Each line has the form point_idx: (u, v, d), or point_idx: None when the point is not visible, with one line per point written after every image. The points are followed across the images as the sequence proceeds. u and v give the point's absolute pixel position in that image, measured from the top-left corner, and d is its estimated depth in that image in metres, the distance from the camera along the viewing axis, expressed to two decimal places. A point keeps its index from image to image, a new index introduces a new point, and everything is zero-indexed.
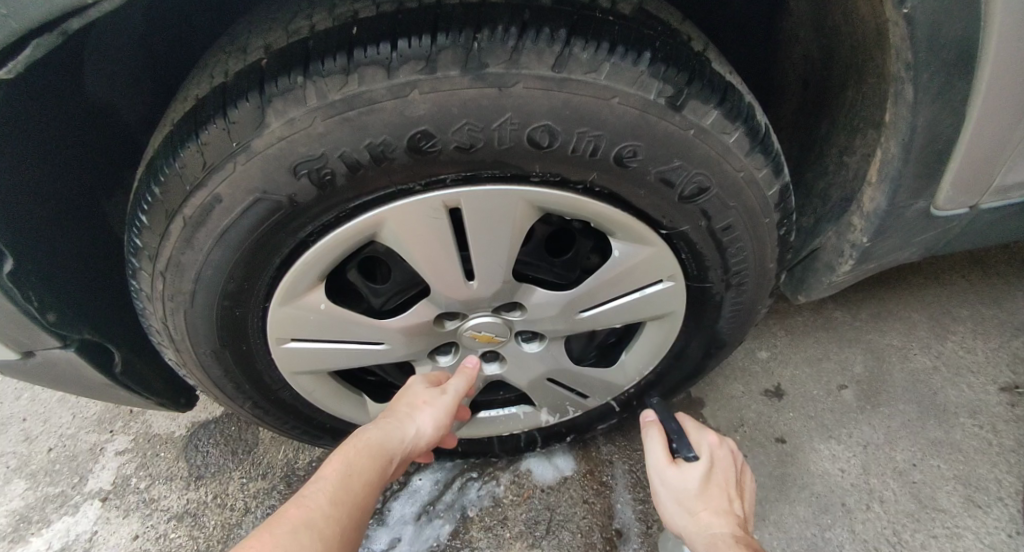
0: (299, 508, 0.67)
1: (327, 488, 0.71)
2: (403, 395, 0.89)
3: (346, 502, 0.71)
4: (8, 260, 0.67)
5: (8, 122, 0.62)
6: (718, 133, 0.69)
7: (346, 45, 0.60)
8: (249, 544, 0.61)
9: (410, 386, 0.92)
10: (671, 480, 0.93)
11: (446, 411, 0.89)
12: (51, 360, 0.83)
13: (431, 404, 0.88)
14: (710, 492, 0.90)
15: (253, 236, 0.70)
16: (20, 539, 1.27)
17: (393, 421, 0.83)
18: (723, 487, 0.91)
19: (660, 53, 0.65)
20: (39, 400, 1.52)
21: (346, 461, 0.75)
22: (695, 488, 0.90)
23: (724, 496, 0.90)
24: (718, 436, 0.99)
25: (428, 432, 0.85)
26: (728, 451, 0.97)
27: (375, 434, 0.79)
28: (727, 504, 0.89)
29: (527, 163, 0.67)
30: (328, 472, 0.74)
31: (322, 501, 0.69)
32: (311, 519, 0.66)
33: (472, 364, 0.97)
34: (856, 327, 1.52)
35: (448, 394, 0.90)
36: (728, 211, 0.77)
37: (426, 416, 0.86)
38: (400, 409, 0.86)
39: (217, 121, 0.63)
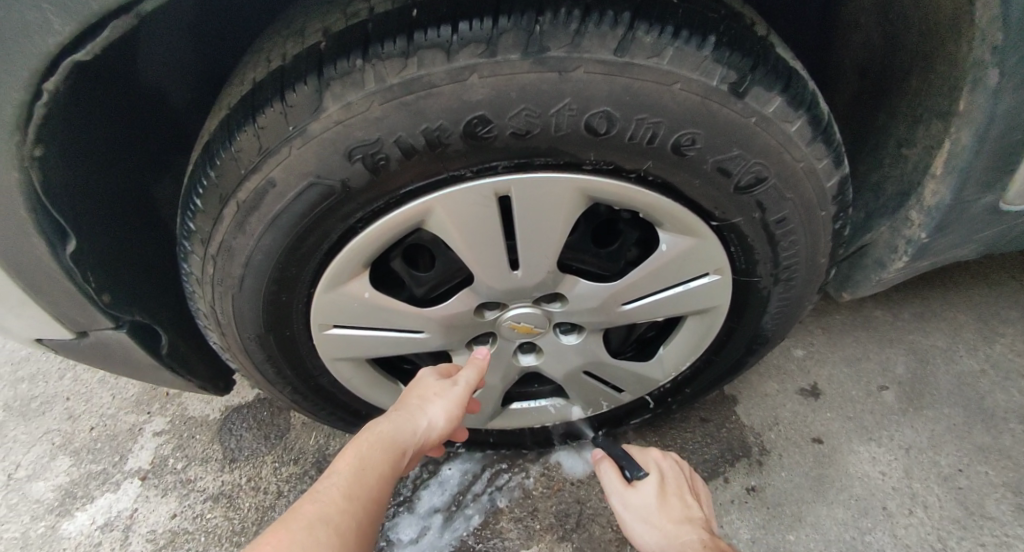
0: (315, 503, 0.67)
1: (342, 482, 0.71)
2: (414, 388, 0.89)
3: (361, 496, 0.70)
4: (72, 241, 0.69)
5: (79, 106, 0.63)
6: (780, 122, 0.67)
7: (406, 28, 0.60)
8: (264, 540, 0.60)
9: (422, 378, 0.91)
10: (631, 502, 0.94)
11: (458, 402, 0.88)
12: (104, 339, 0.86)
13: (442, 395, 0.88)
14: (669, 503, 0.91)
15: (304, 221, 0.70)
16: (65, 514, 1.31)
17: (405, 413, 0.83)
18: (678, 496, 0.94)
19: (724, 38, 0.63)
20: (80, 380, 1.56)
21: (359, 455, 0.75)
22: (655, 502, 0.91)
23: (683, 503, 0.92)
24: (662, 452, 1.03)
25: (441, 424, 0.85)
26: (673, 462, 1.01)
27: (387, 427, 0.79)
28: (688, 510, 0.90)
29: (582, 150, 0.66)
30: (341, 467, 0.74)
31: (337, 495, 0.69)
32: (327, 514, 0.66)
33: (482, 354, 0.95)
34: (899, 327, 1.47)
35: (459, 386, 0.90)
36: (784, 203, 0.75)
37: (438, 408, 0.86)
38: (411, 401, 0.86)
39: (275, 105, 0.63)
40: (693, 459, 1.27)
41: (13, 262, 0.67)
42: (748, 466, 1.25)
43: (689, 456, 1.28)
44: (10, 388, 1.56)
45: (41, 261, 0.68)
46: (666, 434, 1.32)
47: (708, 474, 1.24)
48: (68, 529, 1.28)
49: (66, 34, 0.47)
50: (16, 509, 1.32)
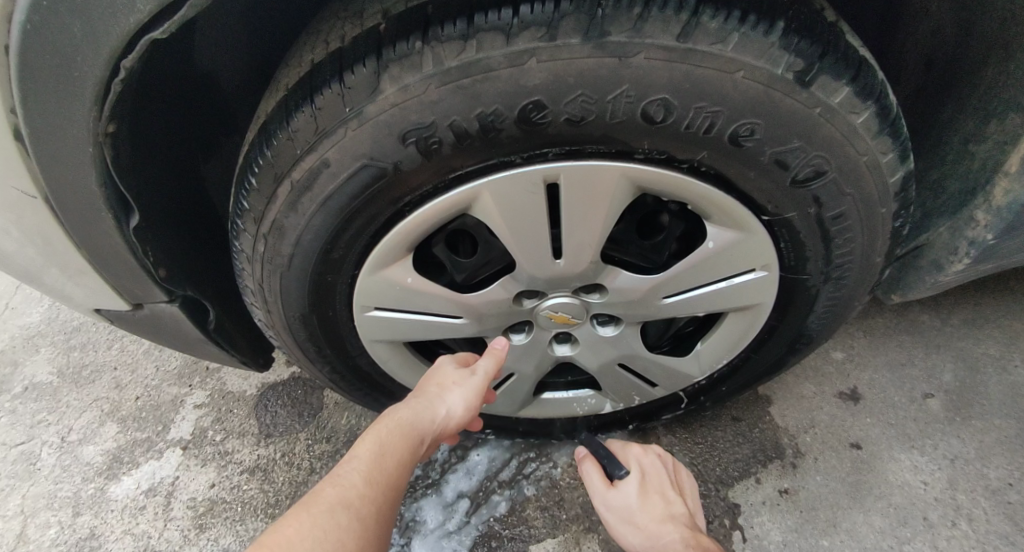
0: (336, 487, 0.69)
1: (362, 467, 0.73)
2: (434, 375, 0.90)
3: (380, 481, 0.73)
4: (134, 216, 0.71)
5: (147, 82, 0.65)
6: (847, 112, 0.65)
7: (466, 11, 0.59)
8: (288, 524, 0.64)
9: (441, 365, 0.92)
10: (614, 503, 0.95)
11: (477, 391, 0.88)
12: (158, 311, 0.89)
13: (460, 384, 0.88)
14: (649, 501, 0.92)
15: (354, 203, 0.71)
16: (113, 478, 1.37)
17: (424, 400, 0.84)
18: (659, 492, 0.93)
19: (793, 24, 0.61)
20: (127, 351, 1.62)
21: (378, 441, 0.76)
22: (635, 502, 0.92)
23: (665, 499, 0.92)
24: (643, 446, 1.03)
25: (459, 412, 0.85)
26: (654, 456, 1.01)
27: (406, 414, 0.80)
28: (669, 506, 0.90)
29: (635, 138, 0.65)
30: (361, 451, 0.76)
31: (357, 480, 0.71)
32: (347, 498, 0.68)
33: (501, 344, 0.93)
34: (947, 333, 1.42)
35: (477, 375, 0.89)
36: (842, 198, 0.72)
37: (457, 396, 0.86)
38: (430, 389, 0.86)
39: (333, 86, 0.64)
40: (724, 458, 1.25)
41: (80, 234, 0.71)
42: (782, 468, 1.22)
43: (720, 454, 1.26)
44: (63, 355, 1.63)
45: (107, 234, 0.71)
46: (698, 431, 1.30)
47: (740, 474, 1.22)
48: (115, 492, 1.34)
49: (147, 13, 0.48)
50: (68, 470, 1.39)
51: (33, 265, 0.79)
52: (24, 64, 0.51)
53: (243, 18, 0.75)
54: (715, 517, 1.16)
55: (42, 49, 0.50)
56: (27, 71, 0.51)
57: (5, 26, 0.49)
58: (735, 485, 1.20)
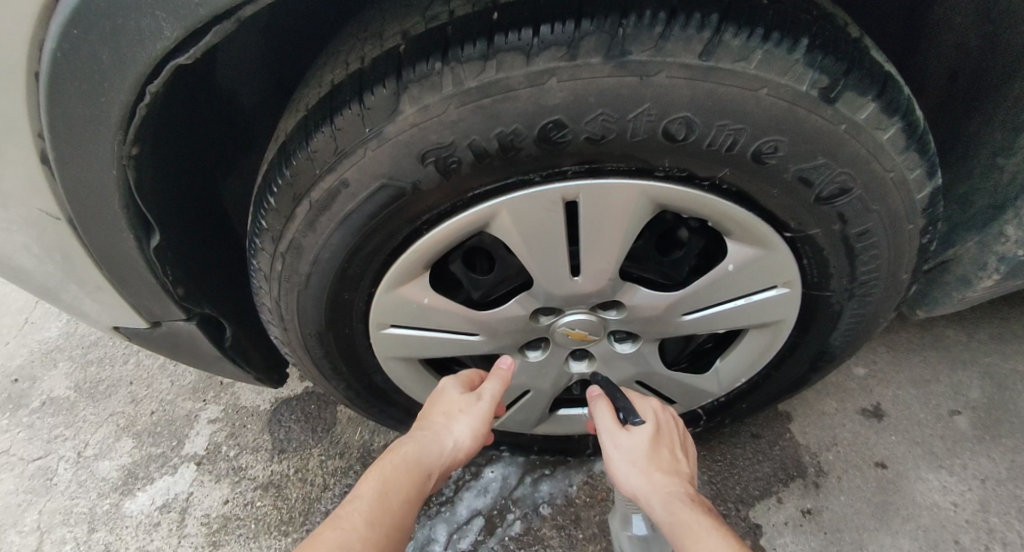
0: (336, 530, 0.69)
1: (365, 508, 0.72)
2: (439, 402, 0.89)
3: (384, 522, 0.72)
4: (156, 235, 0.72)
5: (171, 106, 0.66)
6: (873, 129, 0.64)
7: (487, 31, 0.59)
8: None
9: (445, 391, 0.90)
10: (619, 442, 0.87)
11: (483, 418, 0.87)
12: (175, 329, 0.89)
13: (468, 411, 0.87)
14: (658, 454, 0.86)
15: (372, 221, 0.70)
16: (128, 493, 1.37)
17: (430, 431, 0.83)
18: (669, 450, 0.88)
19: (817, 40, 0.60)
20: (143, 365, 1.63)
21: (383, 479, 0.76)
22: (646, 449, 0.86)
23: (673, 456, 0.87)
24: (661, 403, 0.96)
25: (466, 441, 0.85)
26: (669, 416, 0.95)
27: (411, 449, 0.80)
28: (676, 463, 0.86)
29: (656, 156, 0.64)
30: (364, 491, 0.75)
31: (357, 523, 0.70)
32: (348, 541, 0.68)
33: (507, 364, 0.93)
34: (973, 348, 1.38)
35: (484, 401, 0.88)
36: (868, 215, 0.71)
37: (463, 426, 0.85)
38: (436, 419, 0.86)
39: (353, 106, 0.64)
40: (744, 477, 1.22)
41: (104, 252, 0.71)
42: (804, 487, 1.19)
43: (739, 473, 1.23)
44: (80, 370, 1.65)
45: (129, 253, 0.71)
46: (716, 449, 1.27)
47: (760, 493, 1.19)
48: (130, 508, 1.34)
49: (175, 39, 0.48)
50: (84, 485, 1.39)
51: (51, 281, 0.80)
52: (55, 89, 0.52)
53: (264, 40, 0.76)
54: None
55: (72, 76, 0.50)
56: (57, 96, 0.52)
57: (37, 54, 0.49)
58: (756, 505, 1.18)
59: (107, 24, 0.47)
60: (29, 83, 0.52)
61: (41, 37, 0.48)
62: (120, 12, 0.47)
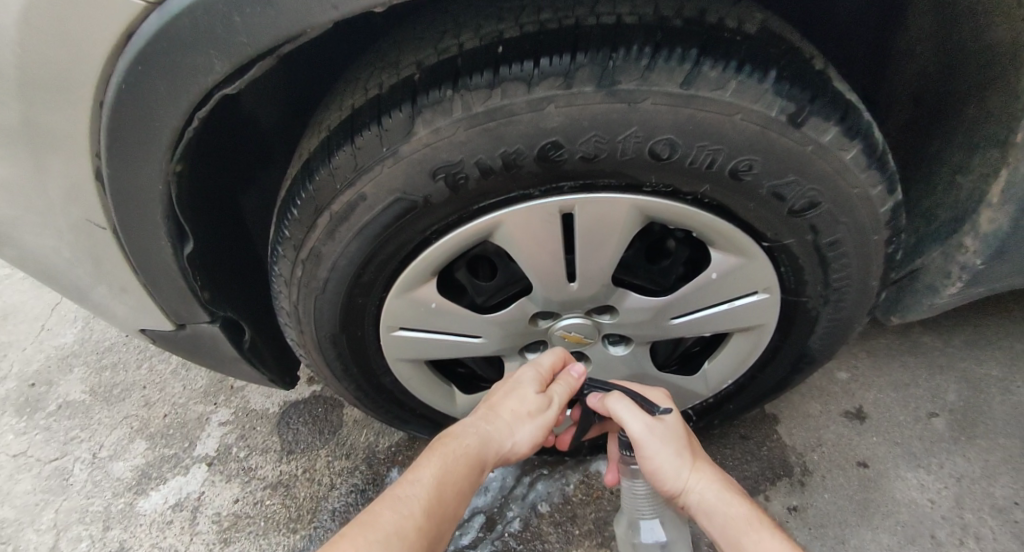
0: (395, 514, 0.74)
1: (422, 496, 0.78)
2: (514, 395, 0.92)
3: (435, 514, 0.77)
4: (189, 243, 0.79)
5: (208, 128, 0.73)
6: (837, 149, 0.71)
7: (492, 63, 0.67)
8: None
9: (523, 383, 0.92)
10: (662, 435, 0.88)
11: (545, 426, 0.91)
12: (199, 331, 0.96)
13: (534, 416, 0.91)
14: (690, 441, 0.92)
15: (386, 231, 0.77)
16: (142, 493, 1.42)
17: (495, 430, 0.88)
18: (690, 436, 0.94)
19: (785, 72, 0.68)
20: (155, 370, 1.69)
21: (442, 469, 0.81)
22: (684, 440, 0.90)
23: (695, 442, 0.95)
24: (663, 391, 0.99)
25: (523, 445, 0.90)
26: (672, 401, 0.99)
27: (472, 444, 0.85)
28: (700, 450, 0.95)
29: (643, 173, 0.71)
30: (422, 476, 0.80)
31: (415, 511, 0.76)
32: (404, 528, 0.73)
33: (577, 373, 0.96)
34: (950, 354, 1.45)
35: (552, 408, 0.92)
36: (836, 226, 0.78)
37: (526, 430, 0.90)
38: (504, 417, 0.90)
39: (372, 127, 0.71)
40: (732, 475, 1.28)
41: (141, 259, 0.78)
42: (790, 485, 1.25)
43: (728, 472, 1.29)
44: (94, 374, 1.70)
45: (164, 259, 0.78)
46: (707, 449, 1.33)
47: (748, 491, 1.25)
48: (144, 507, 1.39)
49: (225, 73, 0.55)
50: (99, 485, 1.45)
51: (86, 283, 0.86)
52: (115, 114, 0.59)
53: (288, 69, 0.84)
54: None
55: (133, 104, 0.58)
56: (117, 121, 0.59)
57: (103, 85, 0.57)
58: None
59: (167, 60, 0.54)
60: (93, 109, 0.59)
61: (107, 70, 0.55)
62: (178, 50, 0.54)
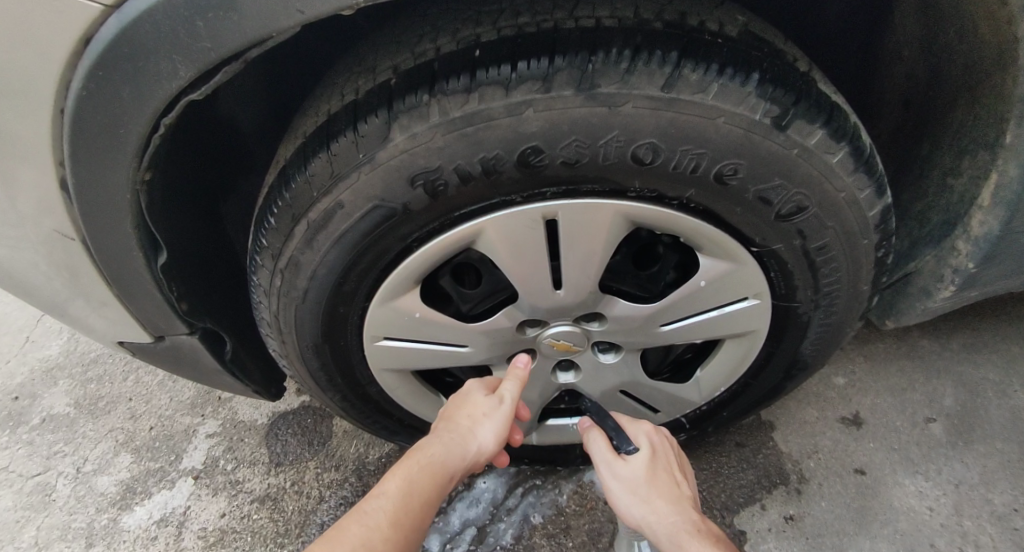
0: (360, 529, 0.72)
1: (388, 507, 0.76)
2: (464, 405, 0.91)
3: (404, 523, 0.75)
4: (164, 253, 0.77)
5: (179, 135, 0.72)
6: (823, 152, 0.70)
7: (469, 67, 0.65)
8: None
9: (470, 393, 0.93)
10: (617, 473, 0.90)
11: (505, 422, 0.90)
12: (178, 343, 0.94)
13: (490, 415, 0.90)
14: (659, 478, 0.89)
15: (366, 239, 0.76)
16: (126, 508, 1.39)
17: (456, 434, 0.85)
18: (666, 475, 0.91)
19: (768, 74, 0.66)
20: (142, 382, 1.66)
21: (408, 478, 0.79)
22: (644, 477, 0.88)
23: (672, 480, 0.90)
24: (652, 424, 0.99)
25: (490, 446, 0.87)
26: (663, 436, 0.97)
27: (437, 452, 0.82)
28: (676, 487, 0.89)
29: (627, 178, 0.70)
30: (387, 489, 0.78)
31: (382, 522, 0.74)
32: (371, 542, 0.71)
33: (522, 363, 0.94)
34: (946, 358, 1.44)
35: (505, 404, 0.91)
36: (825, 231, 0.77)
37: (488, 430, 0.88)
38: (463, 422, 0.88)
39: (348, 134, 0.70)
40: (728, 484, 1.26)
41: (114, 270, 0.76)
42: (786, 494, 1.23)
43: (724, 480, 1.26)
44: (80, 387, 1.67)
45: (137, 271, 0.77)
46: (702, 457, 1.31)
47: (744, 500, 1.23)
48: (128, 522, 1.37)
49: (188, 79, 0.54)
50: (83, 501, 1.42)
51: (60, 296, 0.84)
52: (78, 123, 0.57)
53: (265, 76, 0.83)
54: None
55: (95, 111, 0.56)
56: (79, 129, 0.58)
57: (64, 92, 0.55)
58: (740, 512, 1.21)
59: (128, 66, 0.53)
60: (54, 118, 0.57)
61: (67, 77, 0.54)
62: (139, 56, 0.52)
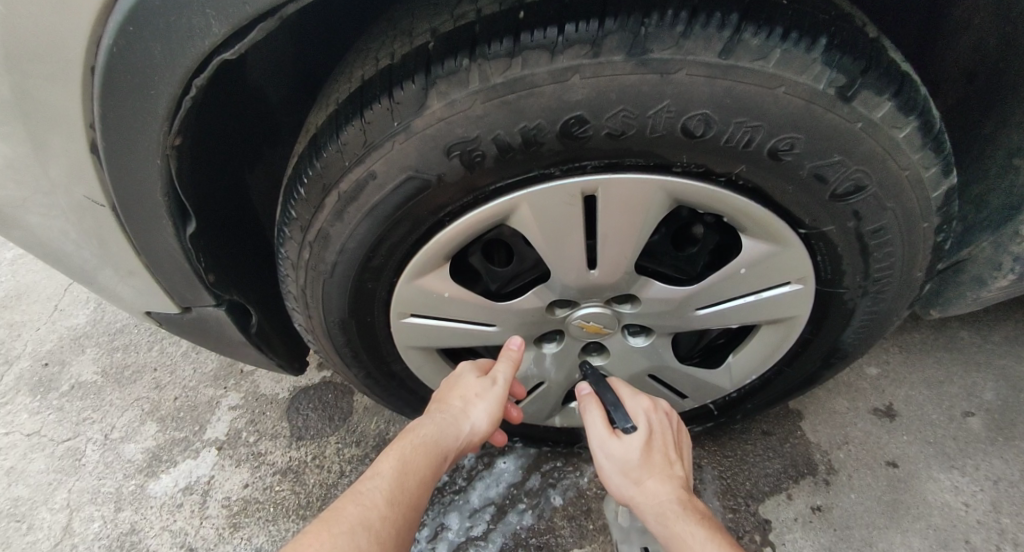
0: (358, 507, 0.75)
1: (384, 487, 0.78)
2: (456, 386, 0.92)
3: (401, 501, 0.78)
4: (192, 222, 0.75)
5: (207, 100, 0.69)
6: (889, 127, 0.65)
7: (513, 29, 0.61)
8: (310, 541, 0.69)
9: (462, 376, 0.93)
10: (613, 451, 0.90)
11: (498, 403, 0.90)
12: (204, 315, 0.93)
13: (483, 396, 0.90)
14: (652, 460, 0.89)
15: (397, 212, 0.73)
16: (152, 475, 1.42)
17: (448, 415, 0.88)
18: (662, 452, 0.91)
19: (835, 40, 0.62)
20: (166, 352, 1.68)
21: (402, 459, 0.82)
22: (637, 459, 0.88)
23: (666, 459, 0.90)
24: (653, 400, 0.95)
25: (483, 427, 0.89)
26: (663, 413, 0.95)
27: (430, 431, 0.85)
28: (669, 466, 0.89)
29: (674, 152, 0.66)
30: (383, 469, 0.81)
31: (379, 500, 0.76)
32: (369, 519, 0.74)
33: (516, 346, 0.92)
34: (988, 351, 1.38)
35: (497, 386, 0.90)
36: (882, 212, 0.72)
37: (481, 411, 0.89)
38: (454, 403, 0.90)
39: (382, 101, 0.67)
40: (754, 473, 1.23)
41: (143, 239, 0.75)
42: (814, 484, 1.20)
43: (749, 469, 1.24)
44: (106, 355, 1.70)
45: (165, 240, 0.75)
46: (728, 445, 1.28)
47: (770, 489, 1.20)
48: (154, 490, 1.39)
49: (222, 36, 0.51)
50: (110, 467, 1.44)
51: (90, 265, 0.83)
52: (108, 81, 0.55)
53: (295, 41, 0.80)
54: (745, 532, 1.14)
55: (126, 71, 0.54)
56: (110, 90, 0.56)
57: (94, 49, 0.53)
58: (766, 501, 1.18)
59: (162, 22, 0.51)
60: (84, 77, 0.55)
61: (98, 33, 0.52)
62: (172, 10, 0.50)
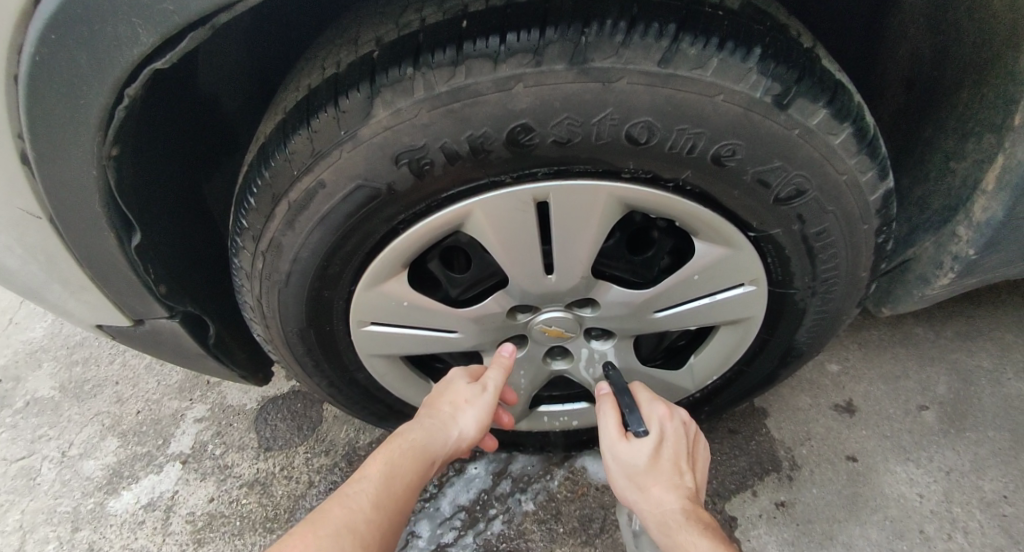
0: (343, 509, 0.73)
1: (370, 490, 0.77)
2: (446, 392, 0.92)
3: (387, 505, 0.76)
4: (136, 233, 0.74)
5: (148, 108, 0.68)
6: (825, 134, 0.67)
7: (456, 38, 0.62)
8: (292, 542, 0.67)
9: (452, 381, 0.94)
10: (622, 454, 0.89)
11: (487, 409, 0.91)
12: (158, 328, 0.91)
13: (472, 403, 0.90)
14: (660, 467, 0.87)
15: (348, 221, 0.73)
16: (113, 492, 1.38)
17: (437, 421, 0.87)
18: (675, 460, 0.88)
19: (770, 49, 0.64)
20: (129, 365, 1.64)
21: (391, 462, 0.80)
22: (644, 464, 0.87)
23: (676, 468, 0.87)
24: (670, 408, 0.93)
25: (471, 433, 0.89)
26: (678, 421, 0.93)
27: (419, 436, 0.84)
28: (678, 476, 0.86)
29: (621, 159, 0.67)
30: (370, 473, 0.79)
31: (364, 504, 0.75)
32: (353, 522, 0.72)
33: (508, 352, 0.94)
34: (940, 345, 1.43)
35: (488, 392, 0.91)
36: (825, 215, 0.74)
37: (469, 417, 0.89)
38: (444, 409, 0.89)
39: (329, 109, 0.66)
40: (719, 471, 1.25)
41: (85, 252, 0.73)
42: (777, 481, 1.23)
43: (715, 467, 1.26)
44: (66, 370, 1.65)
45: (109, 252, 0.74)
46: None
47: (736, 487, 1.22)
48: (114, 507, 1.35)
49: (151, 45, 0.50)
50: (69, 485, 1.40)
51: (33, 280, 0.81)
52: (35, 91, 0.54)
53: (244, 48, 0.79)
54: None
55: (51, 80, 0.53)
56: (37, 100, 0.54)
57: (17, 59, 0.52)
58: (732, 498, 1.20)
59: (87, 30, 0.50)
60: (9, 86, 0.54)
61: (20, 42, 0.50)
62: (98, 19, 0.49)
